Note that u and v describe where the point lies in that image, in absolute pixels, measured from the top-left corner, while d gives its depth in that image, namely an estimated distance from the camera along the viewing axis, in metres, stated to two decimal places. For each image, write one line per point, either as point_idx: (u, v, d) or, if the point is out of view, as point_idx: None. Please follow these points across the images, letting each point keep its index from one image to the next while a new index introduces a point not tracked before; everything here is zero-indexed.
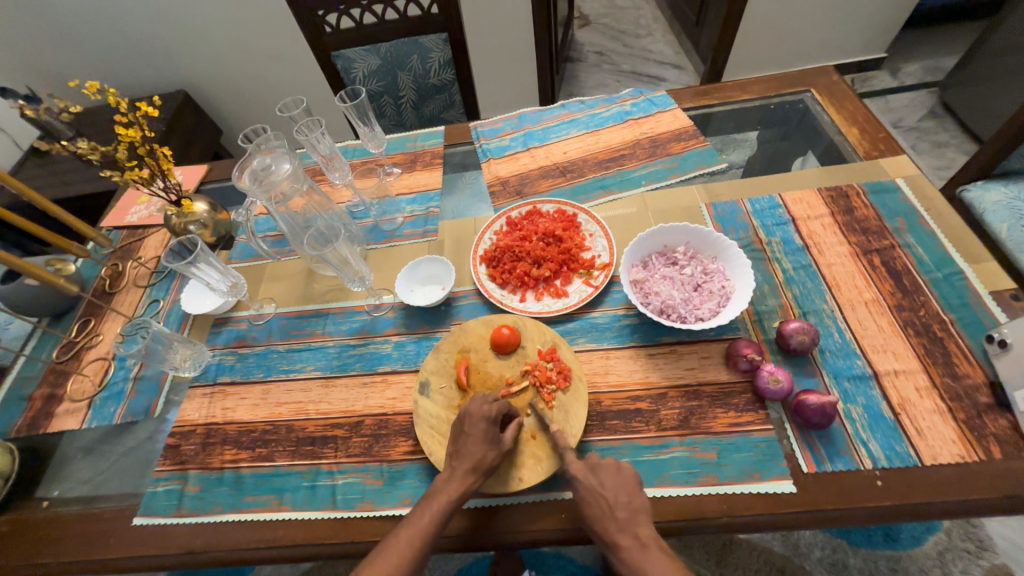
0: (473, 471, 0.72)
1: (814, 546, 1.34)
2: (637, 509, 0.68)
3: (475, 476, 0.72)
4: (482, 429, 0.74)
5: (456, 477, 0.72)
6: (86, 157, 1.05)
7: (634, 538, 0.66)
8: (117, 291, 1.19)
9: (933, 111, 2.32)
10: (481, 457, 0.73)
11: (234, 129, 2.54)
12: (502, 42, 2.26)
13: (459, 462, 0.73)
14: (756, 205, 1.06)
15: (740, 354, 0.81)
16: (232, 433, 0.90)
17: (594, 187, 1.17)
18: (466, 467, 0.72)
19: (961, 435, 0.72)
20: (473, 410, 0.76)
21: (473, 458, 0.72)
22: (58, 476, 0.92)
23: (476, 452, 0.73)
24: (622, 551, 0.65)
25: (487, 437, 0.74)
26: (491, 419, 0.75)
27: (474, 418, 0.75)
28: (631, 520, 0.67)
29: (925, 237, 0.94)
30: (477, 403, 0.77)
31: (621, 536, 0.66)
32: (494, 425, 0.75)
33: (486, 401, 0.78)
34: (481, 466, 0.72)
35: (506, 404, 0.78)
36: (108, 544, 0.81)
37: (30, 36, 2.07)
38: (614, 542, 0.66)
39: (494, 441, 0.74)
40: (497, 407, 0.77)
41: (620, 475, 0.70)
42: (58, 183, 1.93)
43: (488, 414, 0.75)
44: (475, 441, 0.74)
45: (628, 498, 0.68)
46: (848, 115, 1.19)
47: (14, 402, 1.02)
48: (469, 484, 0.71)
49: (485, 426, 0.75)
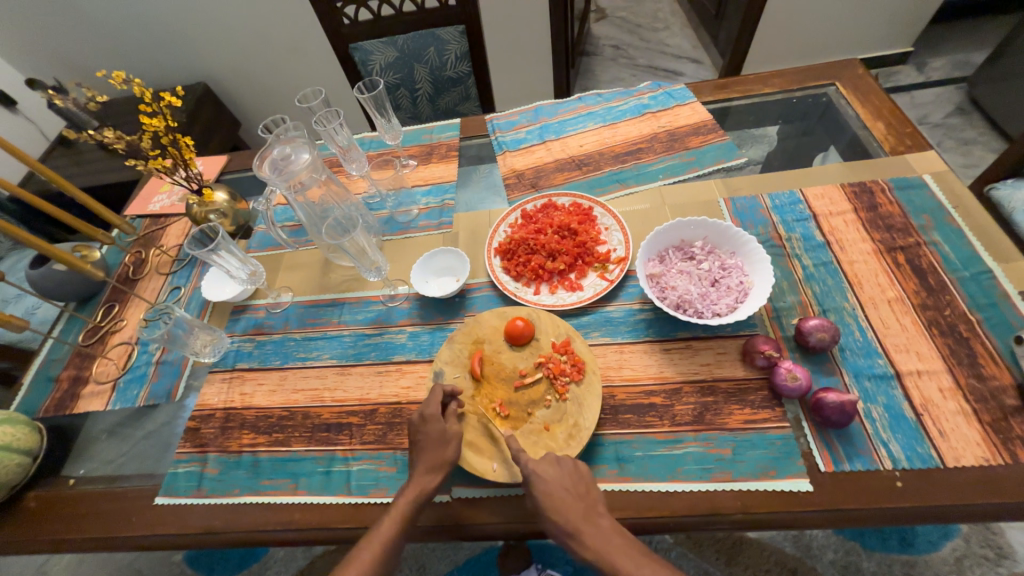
0: (430, 472, 0.74)
1: (827, 548, 1.32)
2: (595, 500, 0.70)
3: (431, 477, 0.74)
4: (432, 429, 0.76)
5: (415, 479, 0.74)
6: (113, 146, 1.07)
7: (594, 527, 0.67)
8: (140, 277, 1.22)
9: (961, 107, 2.25)
10: (436, 457, 0.75)
11: (252, 121, 2.57)
12: (517, 35, 2.25)
13: (417, 465, 0.75)
14: (777, 200, 1.05)
15: (757, 351, 0.80)
16: (250, 418, 0.92)
17: (610, 181, 1.16)
18: (423, 469, 0.74)
19: (986, 437, 0.70)
20: (419, 416, 0.78)
21: (426, 460, 0.75)
22: (83, 455, 0.95)
23: (430, 454, 0.75)
24: (585, 541, 0.66)
25: (437, 437, 0.76)
26: (433, 418, 0.77)
27: (421, 424, 0.77)
28: (589, 512, 0.68)
29: (953, 235, 0.92)
30: (421, 408, 0.78)
31: (584, 526, 0.67)
32: (437, 424, 0.76)
33: (429, 401, 0.79)
34: (438, 466, 0.74)
35: (446, 392, 0.80)
36: (131, 522, 0.83)
37: (57, 28, 2.11)
38: (577, 533, 0.67)
39: (442, 440, 0.76)
40: (436, 403, 0.78)
41: (573, 471, 0.72)
42: (83, 173, 1.98)
43: (429, 415, 0.77)
44: (427, 444, 0.76)
45: (584, 490, 0.70)
46: (874, 109, 1.16)
47: (43, 382, 1.06)
48: (427, 485, 0.73)
49: (430, 427, 0.77)
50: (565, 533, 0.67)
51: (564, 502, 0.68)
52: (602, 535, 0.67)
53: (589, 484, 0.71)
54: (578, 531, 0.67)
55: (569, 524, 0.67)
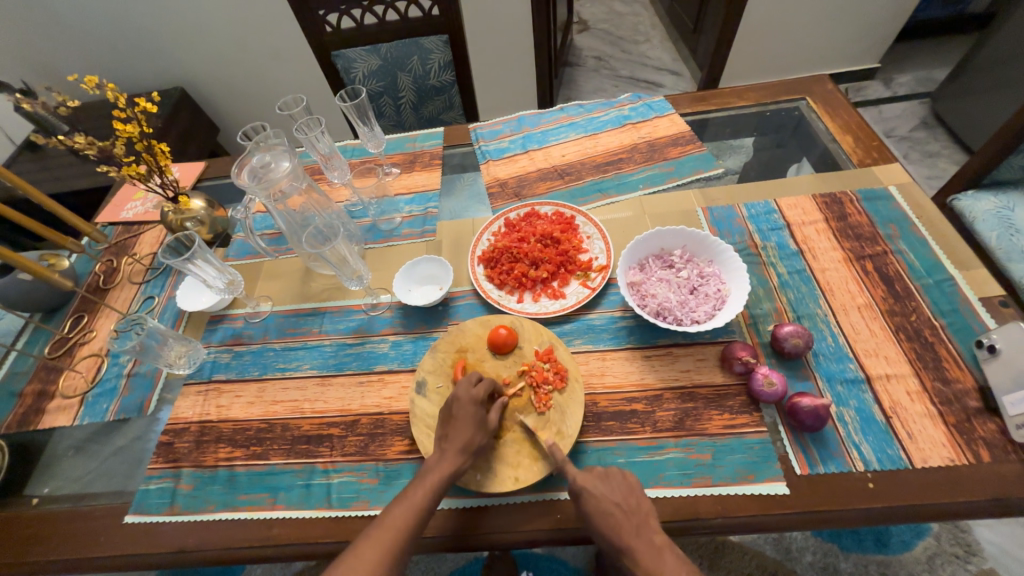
0: (462, 452, 0.73)
1: (806, 550, 1.35)
2: (648, 514, 0.69)
3: (464, 457, 0.73)
4: (471, 411, 0.76)
5: (446, 457, 0.73)
6: (84, 153, 1.05)
7: (646, 542, 0.67)
8: (111, 287, 1.18)
9: (925, 122, 2.36)
10: (471, 438, 0.74)
11: (231, 126, 2.53)
12: (501, 45, 2.28)
13: (449, 443, 0.74)
14: (752, 210, 1.08)
15: (735, 357, 0.82)
16: (227, 431, 0.89)
17: (592, 190, 1.18)
18: (456, 448, 0.74)
19: (951, 439, 0.73)
20: (462, 394, 0.77)
21: (462, 439, 0.74)
22: (47, 473, 0.91)
23: (465, 434, 0.74)
24: (637, 558, 0.66)
25: (476, 419, 0.76)
26: (479, 401, 0.76)
27: (463, 402, 0.76)
28: (642, 526, 0.68)
29: (917, 244, 0.96)
30: (465, 387, 0.78)
31: (636, 541, 0.66)
32: (482, 407, 0.76)
33: (474, 383, 0.78)
34: (471, 447, 0.74)
35: (492, 382, 0.80)
36: (100, 542, 0.80)
37: (26, 30, 2.05)
38: (629, 550, 0.66)
39: (481, 423, 0.76)
40: (485, 389, 0.78)
41: (625, 484, 0.71)
42: (53, 178, 1.91)
43: (477, 397, 0.76)
44: (464, 423, 0.75)
45: (636, 503, 0.70)
46: (843, 122, 1.20)
47: (5, 397, 1.01)
48: (460, 464, 0.73)
49: (474, 408, 0.76)
50: (617, 550, 0.67)
51: (619, 518, 0.67)
52: (656, 553, 0.66)
53: (640, 497, 0.70)
54: (630, 548, 0.66)
55: (621, 541, 0.66)
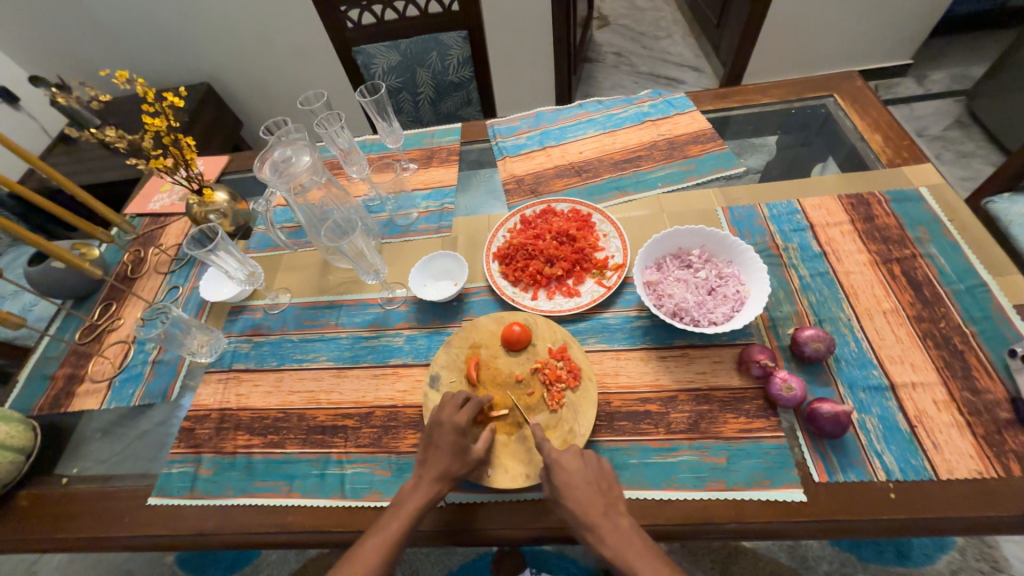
0: (438, 481, 0.73)
1: (822, 559, 1.32)
2: (617, 497, 0.70)
3: (440, 485, 0.73)
4: (450, 440, 0.75)
5: (422, 485, 0.73)
6: (114, 146, 1.08)
7: (615, 526, 0.67)
8: (138, 276, 1.22)
9: (959, 120, 2.27)
10: (447, 467, 0.74)
11: (254, 121, 2.58)
12: (520, 41, 2.26)
13: (427, 470, 0.74)
14: (774, 210, 1.05)
15: (753, 360, 0.80)
16: (245, 419, 0.92)
17: (610, 188, 1.17)
18: (431, 476, 0.74)
19: (979, 450, 0.70)
20: (443, 420, 0.76)
21: (439, 467, 0.74)
22: (76, 454, 0.95)
23: (442, 461, 0.74)
24: (604, 537, 0.66)
25: (455, 447, 0.75)
26: (458, 429, 0.75)
27: (443, 429, 0.75)
28: (611, 508, 0.68)
29: (948, 248, 0.92)
30: (447, 412, 0.77)
31: (603, 522, 0.67)
32: (462, 436, 0.75)
33: (456, 408, 0.77)
34: (447, 475, 0.73)
35: (477, 405, 0.78)
36: (124, 522, 0.83)
37: (61, 26, 2.12)
38: (597, 528, 0.66)
39: (460, 453, 0.75)
40: (466, 416, 0.76)
41: (597, 468, 0.72)
42: (85, 170, 1.98)
43: (456, 425, 0.75)
44: (443, 451, 0.74)
45: (607, 486, 0.70)
46: (872, 121, 1.17)
47: (38, 380, 1.06)
48: (435, 492, 0.73)
49: (453, 437, 0.75)
50: (584, 526, 0.67)
51: (586, 495, 0.68)
52: (622, 535, 0.66)
53: (612, 482, 0.71)
54: (597, 525, 0.66)
55: (586, 516, 0.67)
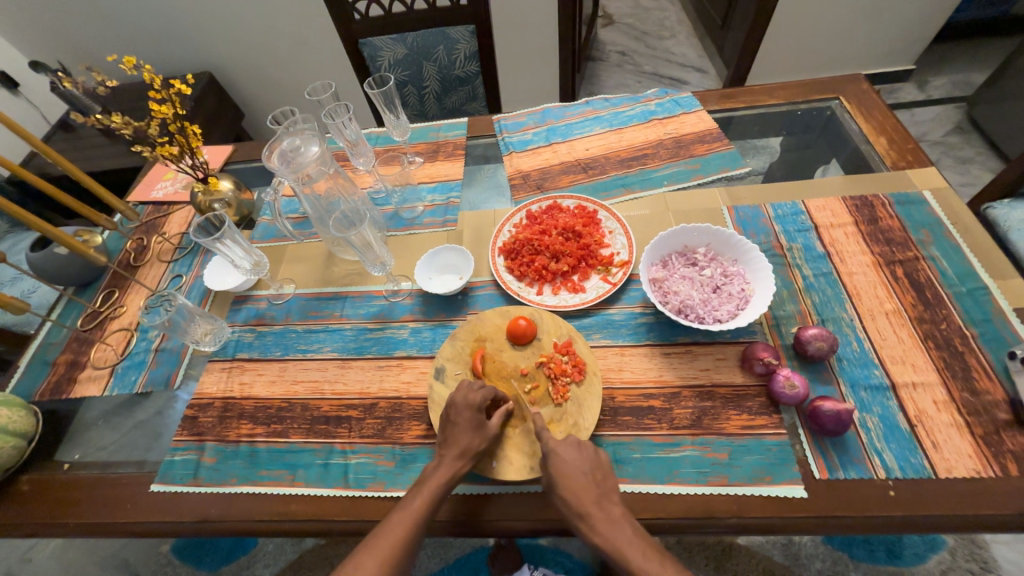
0: (461, 457, 0.74)
1: (815, 558, 1.33)
2: (610, 488, 0.70)
3: (462, 462, 0.74)
4: (469, 417, 0.76)
5: (445, 463, 0.74)
6: (120, 132, 1.06)
7: (606, 514, 0.68)
8: (141, 264, 1.21)
9: (960, 126, 2.28)
10: (468, 444, 0.74)
11: (256, 111, 2.57)
12: (526, 37, 2.26)
13: (448, 450, 0.75)
14: (779, 210, 1.06)
15: (757, 358, 0.81)
16: (249, 408, 0.92)
17: (615, 185, 1.17)
18: (454, 454, 0.74)
19: (977, 450, 0.71)
20: (459, 399, 0.77)
21: (460, 445, 0.74)
22: (78, 440, 0.95)
23: (463, 439, 0.75)
24: (595, 526, 0.66)
25: (474, 424, 0.76)
26: (476, 407, 0.77)
27: (460, 408, 0.76)
28: (602, 497, 0.69)
29: (951, 251, 0.93)
30: (463, 392, 0.78)
31: (595, 510, 0.67)
32: (479, 412, 0.76)
33: (471, 389, 0.79)
34: (469, 452, 0.74)
35: (491, 390, 0.79)
36: (127, 508, 0.83)
37: (63, 12, 2.10)
38: (588, 517, 0.67)
39: (479, 428, 0.76)
40: (482, 395, 0.78)
41: (593, 457, 0.73)
42: (86, 157, 1.97)
43: (473, 402, 0.76)
44: (462, 429, 0.75)
45: (601, 477, 0.71)
46: (877, 124, 1.17)
47: (39, 365, 1.05)
48: (458, 469, 0.73)
49: (471, 414, 0.76)
50: (576, 515, 0.68)
51: (581, 486, 0.69)
52: (613, 523, 0.67)
53: (606, 473, 0.72)
54: (588, 514, 0.67)
55: (579, 506, 0.67)
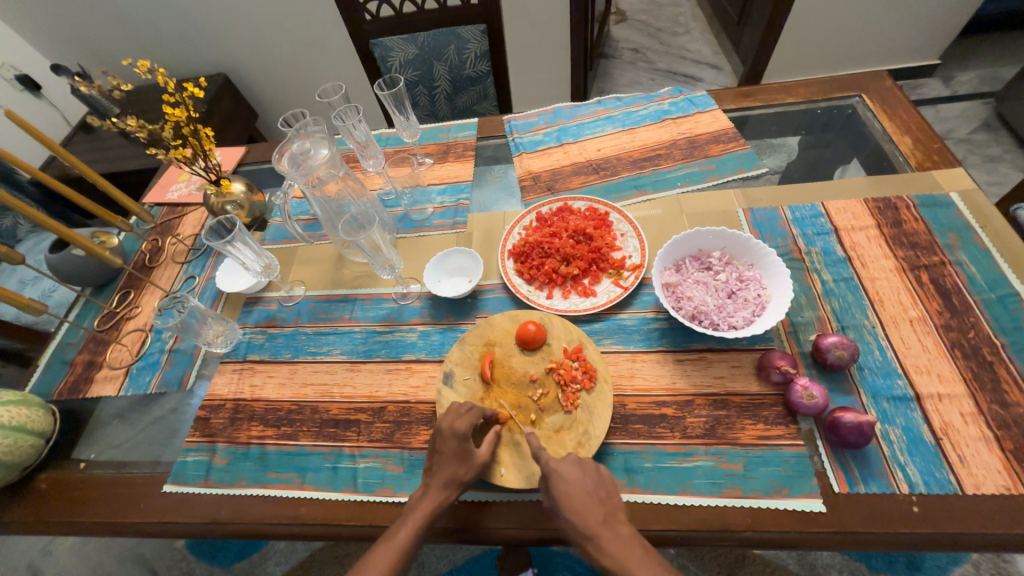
0: (447, 487, 0.72)
1: (832, 568, 1.31)
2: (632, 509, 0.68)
3: (448, 491, 0.72)
4: (453, 446, 0.74)
5: (431, 492, 0.73)
6: (134, 135, 1.07)
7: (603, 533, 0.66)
8: (155, 265, 1.23)
9: (987, 123, 2.20)
10: (454, 473, 0.73)
11: (270, 112, 2.59)
12: (538, 35, 2.24)
13: (434, 478, 0.74)
14: (797, 213, 1.03)
15: (773, 366, 0.79)
16: (259, 410, 0.92)
17: (628, 186, 1.15)
18: (440, 483, 0.73)
19: (1007, 465, 0.68)
20: (445, 426, 0.76)
21: (445, 474, 0.73)
22: (94, 439, 0.96)
23: (448, 469, 0.73)
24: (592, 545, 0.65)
25: (459, 453, 0.74)
26: (460, 436, 0.74)
27: (444, 436, 0.75)
28: (609, 516, 0.68)
29: (979, 256, 0.90)
30: (450, 418, 0.76)
31: (595, 530, 0.66)
32: (464, 441, 0.74)
33: (460, 414, 0.77)
34: (454, 482, 0.72)
35: (480, 412, 0.77)
36: (140, 508, 0.84)
37: (83, 17, 2.15)
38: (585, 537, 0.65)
39: (466, 457, 0.74)
40: (469, 420, 0.75)
41: (596, 475, 0.71)
42: (104, 159, 2.01)
43: (457, 431, 0.74)
44: (447, 458, 0.74)
45: (605, 494, 0.70)
46: (901, 122, 1.13)
47: (58, 364, 1.07)
48: (444, 498, 0.72)
49: (455, 443, 0.74)
50: (582, 536, 0.66)
51: (579, 504, 0.67)
52: (612, 542, 0.65)
53: (612, 491, 0.70)
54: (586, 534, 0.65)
55: (586, 527, 0.66)
